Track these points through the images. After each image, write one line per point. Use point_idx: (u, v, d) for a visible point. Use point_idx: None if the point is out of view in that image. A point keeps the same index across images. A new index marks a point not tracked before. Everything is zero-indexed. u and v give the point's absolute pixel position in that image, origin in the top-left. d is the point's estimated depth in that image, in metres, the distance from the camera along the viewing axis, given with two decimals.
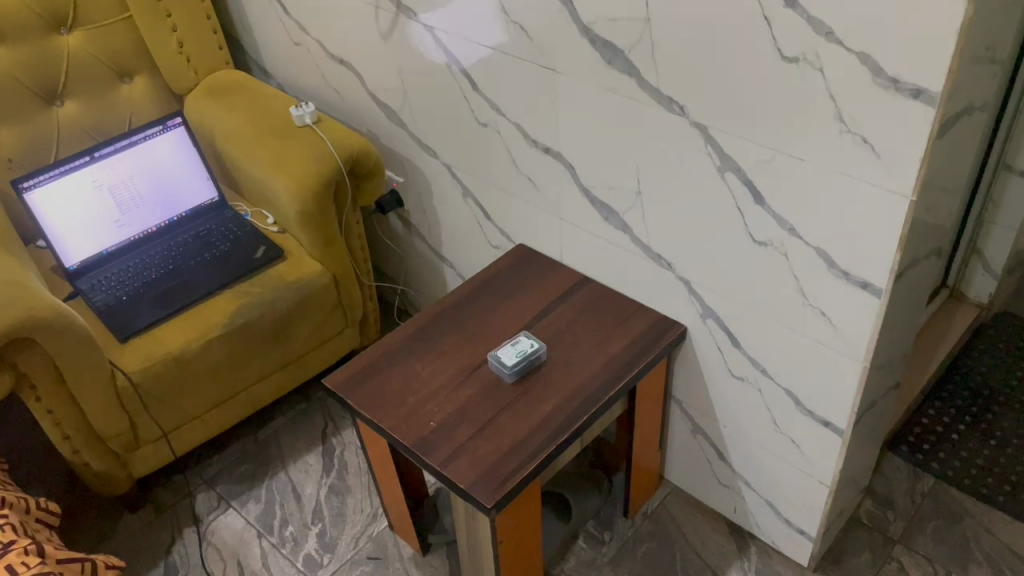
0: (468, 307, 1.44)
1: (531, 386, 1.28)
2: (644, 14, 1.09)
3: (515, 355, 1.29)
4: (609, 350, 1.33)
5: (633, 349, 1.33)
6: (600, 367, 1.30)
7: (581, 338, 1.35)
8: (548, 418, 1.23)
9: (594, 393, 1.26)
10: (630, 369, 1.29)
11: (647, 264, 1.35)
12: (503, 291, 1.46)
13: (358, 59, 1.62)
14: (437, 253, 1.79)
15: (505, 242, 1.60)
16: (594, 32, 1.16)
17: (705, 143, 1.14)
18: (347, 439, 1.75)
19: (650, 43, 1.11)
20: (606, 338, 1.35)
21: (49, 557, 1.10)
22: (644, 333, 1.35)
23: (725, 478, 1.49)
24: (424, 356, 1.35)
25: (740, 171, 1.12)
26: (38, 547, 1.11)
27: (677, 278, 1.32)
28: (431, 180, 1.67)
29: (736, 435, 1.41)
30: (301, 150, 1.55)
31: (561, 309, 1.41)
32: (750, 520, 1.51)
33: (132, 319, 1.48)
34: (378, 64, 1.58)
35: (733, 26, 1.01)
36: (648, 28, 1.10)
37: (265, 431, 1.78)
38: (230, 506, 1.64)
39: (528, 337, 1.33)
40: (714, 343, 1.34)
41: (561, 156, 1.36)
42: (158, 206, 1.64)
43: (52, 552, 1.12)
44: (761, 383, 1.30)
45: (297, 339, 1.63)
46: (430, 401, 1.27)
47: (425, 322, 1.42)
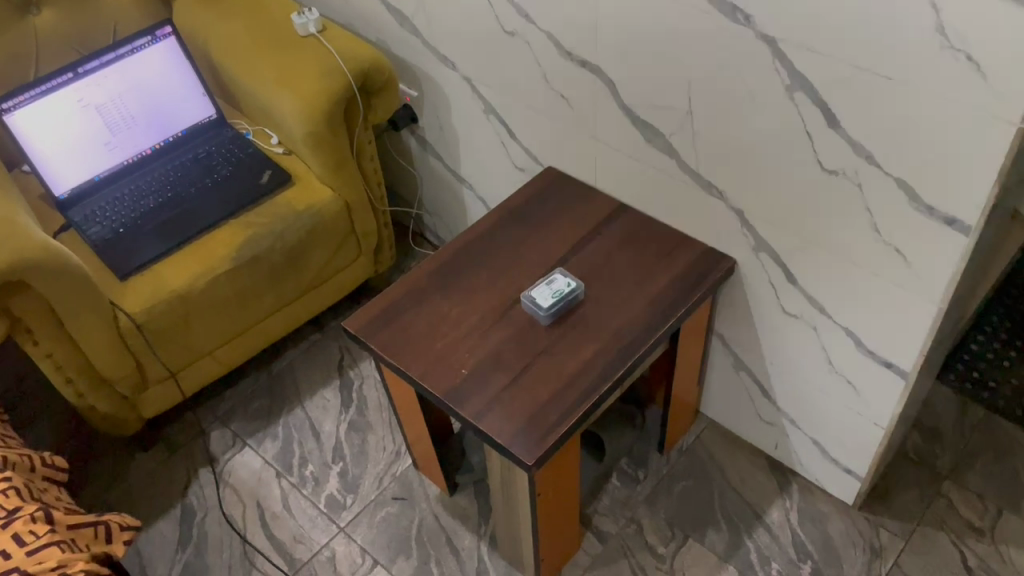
0: (496, 238, 1.32)
1: (570, 327, 1.18)
2: None
3: (553, 296, 1.18)
4: (653, 288, 1.22)
5: (679, 285, 1.22)
6: (644, 306, 1.20)
7: (623, 273, 1.25)
8: (590, 365, 1.13)
9: (639, 336, 1.16)
10: (677, 308, 1.19)
11: (695, 192, 1.23)
12: (533, 220, 1.34)
13: None
14: (455, 173, 1.66)
15: (531, 163, 1.47)
16: None
17: (773, 58, 1.00)
18: (365, 372, 1.67)
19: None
20: (652, 272, 1.24)
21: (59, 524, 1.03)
22: (691, 267, 1.24)
23: (768, 415, 1.41)
24: (452, 295, 1.24)
25: (813, 92, 0.99)
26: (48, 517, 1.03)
27: (728, 208, 1.20)
28: (449, 95, 1.52)
29: (784, 373, 1.32)
30: (307, 64, 1.39)
31: (598, 241, 1.29)
32: (792, 456, 1.43)
33: (132, 254, 1.37)
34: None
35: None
36: None
37: (278, 364, 1.69)
38: (246, 444, 1.57)
39: (564, 274, 1.22)
40: (766, 278, 1.23)
41: (600, 72, 1.22)
42: (152, 126, 1.50)
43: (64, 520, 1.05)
44: (817, 321, 1.21)
45: (309, 270, 1.52)
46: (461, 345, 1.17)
47: (451, 254, 1.30)
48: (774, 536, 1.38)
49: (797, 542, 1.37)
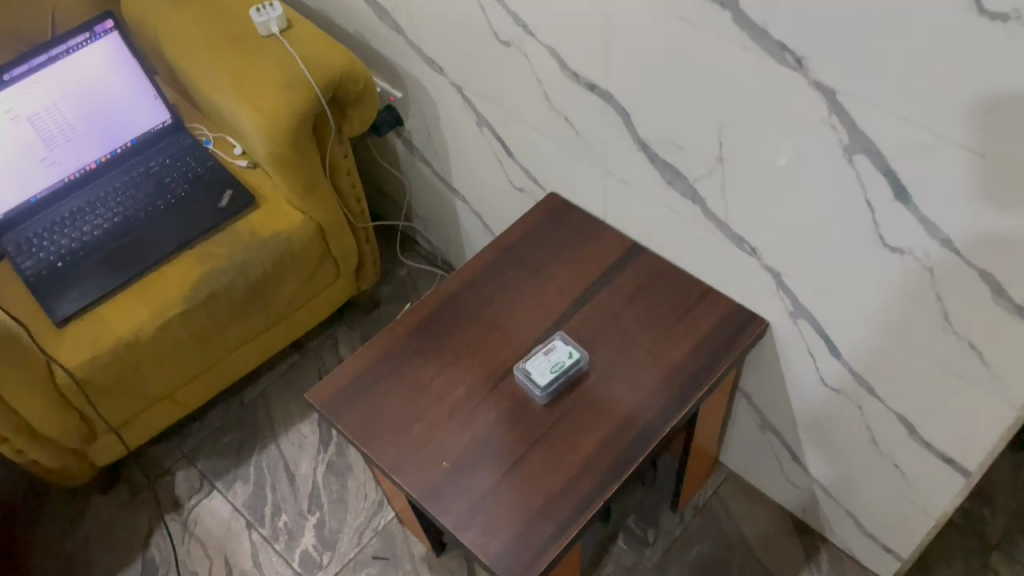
0: (488, 286, 1.13)
1: (571, 407, 1.00)
2: None
3: (552, 370, 1.00)
4: (670, 357, 1.03)
5: (701, 355, 1.03)
6: (658, 382, 1.01)
7: (636, 336, 1.06)
8: (594, 459, 0.96)
9: (653, 423, 0.98)
10: (699, 386, 1.00)
11: (722, 243, 1.03)
12: (532, 262, 1.15)
13: None
14: (446, 182, 1.46)
15: (531, 185, 1.27)
16: None
17: (830, 111, 0.79)
18: None
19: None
20: (669, 336, 1.05)
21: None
22: (715, 331, 1.05)
23: (796, 478, 1.24)
24: (435, 360, 1.06)
25: (877, 154, 0.79)
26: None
27: (762, 266, 1.00)
28: (436, 100, 1.31)
29: (819, 443, 1.14)
30: (267, 71, 1.18)
31: (606, 293, 1.10)
32: (822, 522, 1.27)
33: (71, 294, 1.19)
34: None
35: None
36: None
37: (250, 392, 1.53)
38: (214, 487, 1.42)
39: (566, 341, 1.03)
40: (804, 346, 1.04)
41: (613, 98, 1.01)
42: (95, 136, 1.30)
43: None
44: (862, 399, 1.02)
45: (278, 301, 1.34)
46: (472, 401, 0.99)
47: (435, 306, 1.11)
48: None
49: None
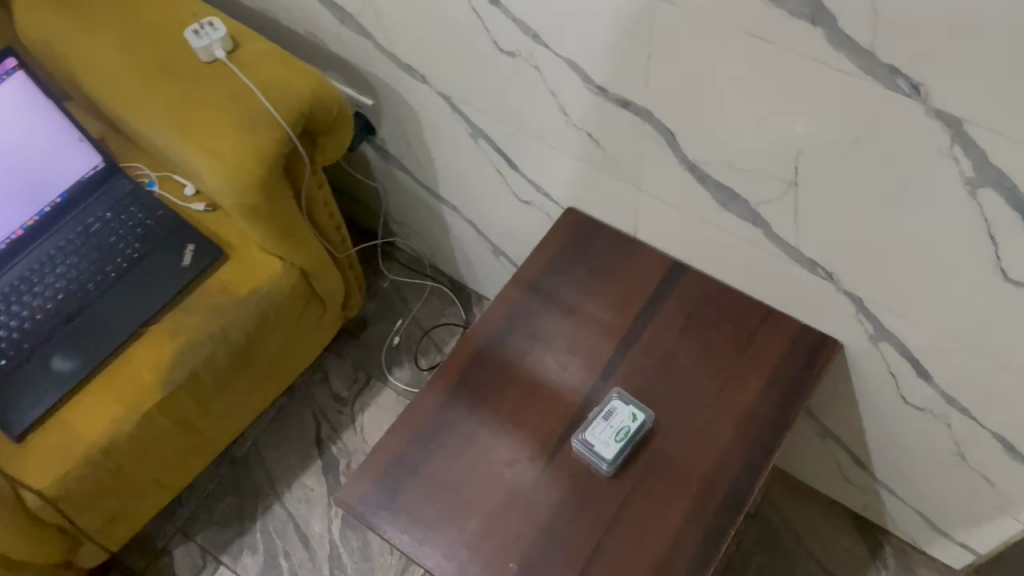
0: (518, 335, 0.99)
1: (642, 476, 0.88)
2: None
3: (617, 440, 0.88)
4: (741, 400, 0.91)
5: (776, 393, 0.91)
6: (733, 433, 0.90)
7: (698, 379, 0.93)
8: (679, 539, 0.85)
9: (737, 486, 0.86)
10: (781, 433, 0.88)
11: (787, 266, 0.90)
12: (563, 299, 1.00)
13: None
14: (430, 190, 1.29)
15: (540, 198, 1.11)
16: None
17: (952, 141, 0.66)
18: (349, 443, 1.35)
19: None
20: (736, 374, 0.93)
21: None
22: (785, 362, 0.93)
23: (858, 479, 1.16)
24: (476, 437, 0.92)
25: (1012, 190, 0.66)
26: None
27: (838, 290, 0.88)
28: (417, 109, 1.12)
29: (891, 453, 1.05)
30: (220, 109, 0.99)
31: (654, 327, 0.97)
32: (885, 517, 1.19)
33: (24, 400, 1.00)
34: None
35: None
36: None
37: (240, 446, 1.37)
38: (220, 562, 1.28)
39: (625, 400, 0.91)
40: (884, 365, 0.93)
41: (652, 117, 0.85)
42: (15, 198, 1.08)
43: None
44: (952, 418, 0.93)
45: (264, 357, 1.17)
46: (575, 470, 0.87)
47: (461, 368, 0.97)
48: None
49: None
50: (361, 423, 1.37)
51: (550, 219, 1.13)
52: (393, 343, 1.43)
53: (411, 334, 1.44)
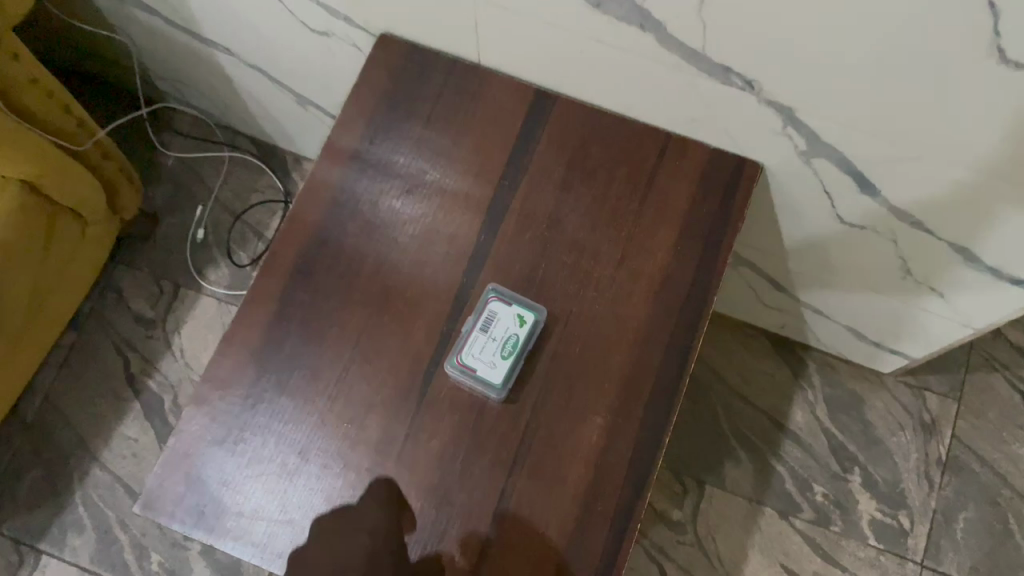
0: (345, 231, 0.72)
1: (544, 390, 0.67)
2: None
3: (505, 355, 0.66)
4: (651, 263, 0.69)
5: (692, 249, 0.70)
6: (648, 308, 0.68)
7: (593, 247, 0.70)
8: (603, 462, 0.65)
9: (663, 379, 0.67)
10: (706, 299, 0.68)
11: (690, 78, 0.65)
12: (398, 170, 0.73)
13: None
14: (191, 33, 0.94)
15: (339, 26, 0.79)
16: None
17: None
18: (172, 373, 1.08)
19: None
20: (640, 232, 0.70)
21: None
22: (697, 204, 0.71)
23: (775, 302, 0.98)
24: (315, 384, 0.68)
25: None
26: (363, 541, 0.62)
27: (761, 102, 0.65)
28: None
29: (821, 275, 0.88)
30: None
31: (524, 187, 0.72)
32: (807, 334, 1.03)
33: None
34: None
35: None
36: None
37: (31, 405, 1.07)
38: (43, 553, 1.02)
39: (505, 299, 0.68)
40: (818, 185, 0.72)
41: None
42: None
43: (379, 538, 0.62)
44: (900, 233, 0.74)
45: (13, 305, 0.86)
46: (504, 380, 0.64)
47: (279, 292, 0.70)
48: (807, 447, 1.03)
49: (836, 447, 1.03)
50: (180, 346, 1.09)
51: (359, 53, 0.83)
52: (198, 237, 1.13)
53: (219, 221, 1.14)
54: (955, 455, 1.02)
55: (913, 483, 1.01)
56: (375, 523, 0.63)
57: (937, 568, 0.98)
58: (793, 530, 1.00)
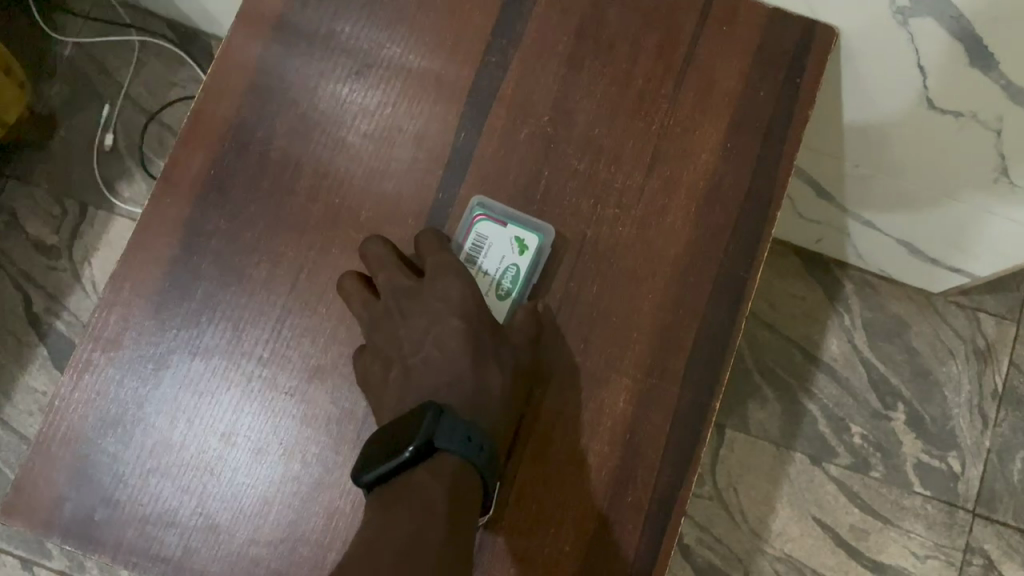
0: (274, 130, 0.53)
1: (552, 344, 0.50)
2: None
3: (504, 296, 0.51)
4: (692, 168, 0.51)
5: (747, 146, 0.52)
6: (689, 229, 0.51)
7: (614, 147, 0.52)
8: (632, 436, 0.49)
9: (711, 324, 0.50)
10: (766, 216, 0.51)
11: None
12: (343, 44, 0.53)
13: None
14: None
15: None
16: None
17: None
18: (83, 310, 0.89)
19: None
20: (676, 125, 0.52)
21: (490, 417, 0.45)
22: (751, 86, 0.52)
23: (814, 212, 0.81)
24: (239, 343, 0.50)
25: None
26: (437, 309, 0.48)
27: None
28: None
29: (885, 179, 0.69)
30: None
31: (516, 68, 0.53)
32: (846, 249, 0.87)
33: None
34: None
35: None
36: None
37: None
38: None
39: (496, 218, 0.51)
40: (909, 61, 0.53)
41: None
42: None
43: None
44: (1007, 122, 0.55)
45: None
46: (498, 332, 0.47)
47: (187, 218, 0.51)
48: (842, 382, 0.88)
49: (877, 380, 0.88)
50: (91, 278, 0.90)
51: None
52: (106, 144, 0.92)
53: (132, 124, 0.93)
54: (1013, 386, 0.88)
55: (964, 420, 0.87)
56: (454, 294, 0.47)
57: (990, 516, 0.85)
58: (826, 477, 0.87)
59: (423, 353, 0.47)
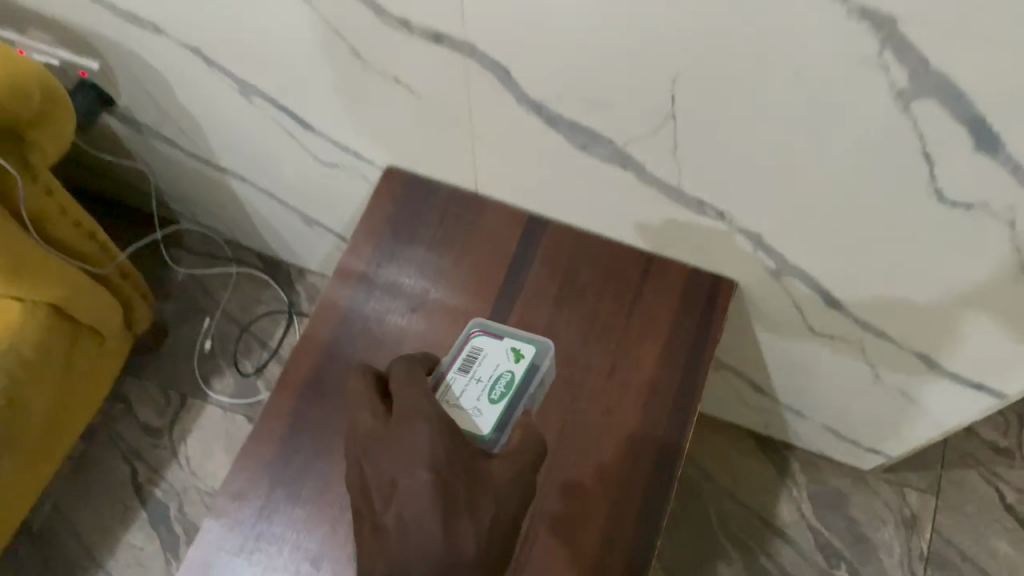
0: (356, 348, 0.77)
1: (543, 497, 0.71)
2: None
3: (501, 392, 0.67)
4: (640, 373, 0.75)
5: (678, 358, 0.76)
6: (637, 417, 0.74)
7: (586, 359, 0.76)
8: (599, 564, 0.69)
9: (654, 483, 0.71)
10: (690, 407, 0.74)
11: (668, 210, 0.72)
12: (404, 291, 0.80)
13: None
14: (208, 163, 1.01)
15: (348, 160, 0.87)
16: None
17: (882, 45, 0.48)
18: (178, 479, 1.11)
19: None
20: (628, 344, 0.76)
21: (458, 570, 0.56)
22: (680, 317, 0.77)
23: (758, 403, 1.04)
24: (327, 495, 0.72)
25: (958, 98, 0.49)
26: None
27: (733, 230, 0.71)
28: (159, 67, 0.84)
29: (800, 378, 0.93)
30: None
31: (520, 306, 0.78)
32: (790, 433, 1.09)
33: None
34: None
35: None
36: None
37: (40, 515, 1.10)
38: None
39: (495, 336, 0.70)
40: (790, 302, 0.79)
41: (477, 52, 0.62)
42: None
43: None
44: (864, 342, 0.80)
45: (36, 416, 0.90)
46: (493, 460, 0.62)
47: (293, 408, 0.75)
48: (795, 545, 1.07)
49: (823, 544, 1.07)
50: (186, 454, 1.13)
51: (366, 181, 0.89)
52: (206, 348, 1.18)
53: (226, 333, 1.19)
54: (937, 550, 1.06)
55: None
56: None
57: None
58: None
59: (399, 512, 0.57)
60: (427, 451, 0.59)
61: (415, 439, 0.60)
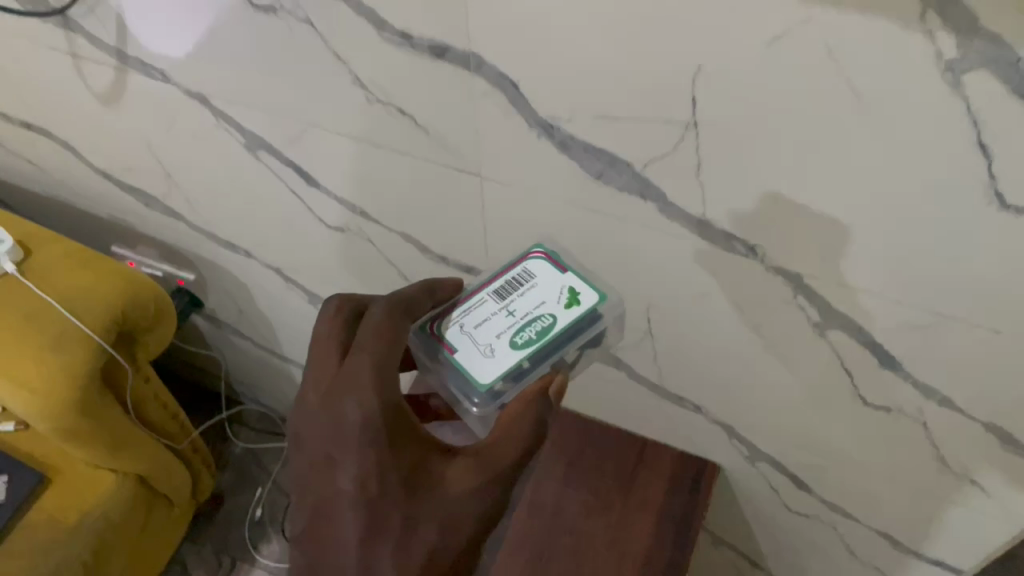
0: None
1: None
2: (685, 117, 0.53)
3: (522, 338, 0.51)
4: (634, 544, 0.87)
5: (668, 531, 0.88)
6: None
7: (589, 531, 0.89)
8: None
9: None
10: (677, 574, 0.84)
11: (656, 401, 0.87)
12: None
13: (72, 132, 0.93)
14: (273, 353, 1.19)
15: None
16: (564, 131, 0.58)
17: (795, 292, 0.62)
18: None
19: (703, 137, 0.53)
20: (625, 518, 0.89)
21: None
22: (671, 495, 0.90)
23: None
24: None
25: (860, 331, 0.62)
26: None
27: (709, 420, 0.85)
28: (244, 278, 1.04)
29: (789, 555, 1.03)
30: (14, 330, 0.85)
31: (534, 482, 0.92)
32: None
33: None
34: (87, 113, 0.88)
35: (925, 117, 0.45)
36: (694, 137, 0.54)
37: None
38: None
39: (556, 264, 0.56)
40: (767, 484, 0.91)
41: None
42: None
43: None
44: (836, 521, 0.89)
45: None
46: (453, 461, 0.49)
47: None
48: None
49: None
50: None
51: None
52: (256, 515, 1.31)
53: (275, 502, 1.33)
54: None
55: None
56: None
57: None
58: None
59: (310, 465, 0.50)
60: (360, 466, 0.48)
61: (353, 445, 0.48)
